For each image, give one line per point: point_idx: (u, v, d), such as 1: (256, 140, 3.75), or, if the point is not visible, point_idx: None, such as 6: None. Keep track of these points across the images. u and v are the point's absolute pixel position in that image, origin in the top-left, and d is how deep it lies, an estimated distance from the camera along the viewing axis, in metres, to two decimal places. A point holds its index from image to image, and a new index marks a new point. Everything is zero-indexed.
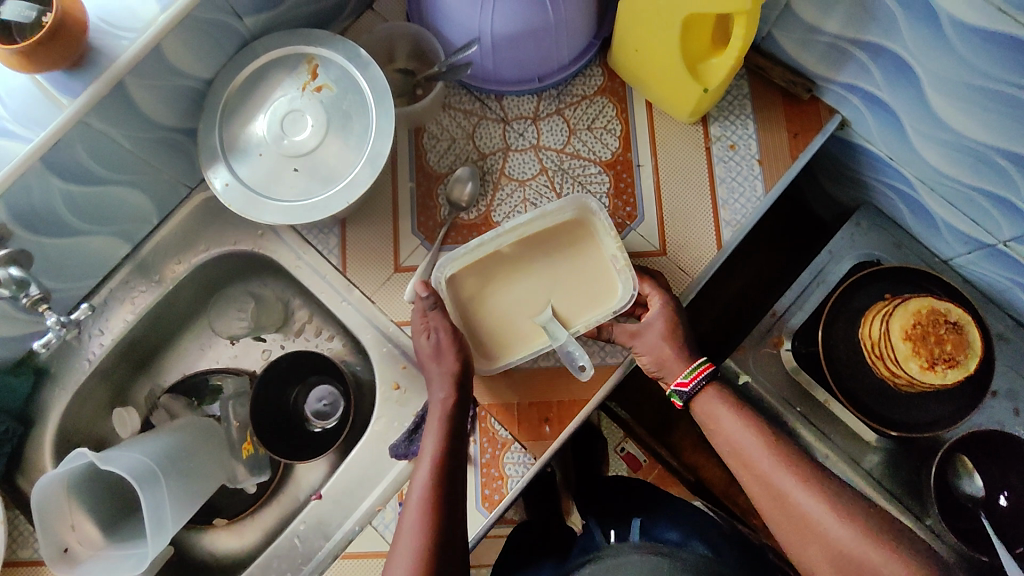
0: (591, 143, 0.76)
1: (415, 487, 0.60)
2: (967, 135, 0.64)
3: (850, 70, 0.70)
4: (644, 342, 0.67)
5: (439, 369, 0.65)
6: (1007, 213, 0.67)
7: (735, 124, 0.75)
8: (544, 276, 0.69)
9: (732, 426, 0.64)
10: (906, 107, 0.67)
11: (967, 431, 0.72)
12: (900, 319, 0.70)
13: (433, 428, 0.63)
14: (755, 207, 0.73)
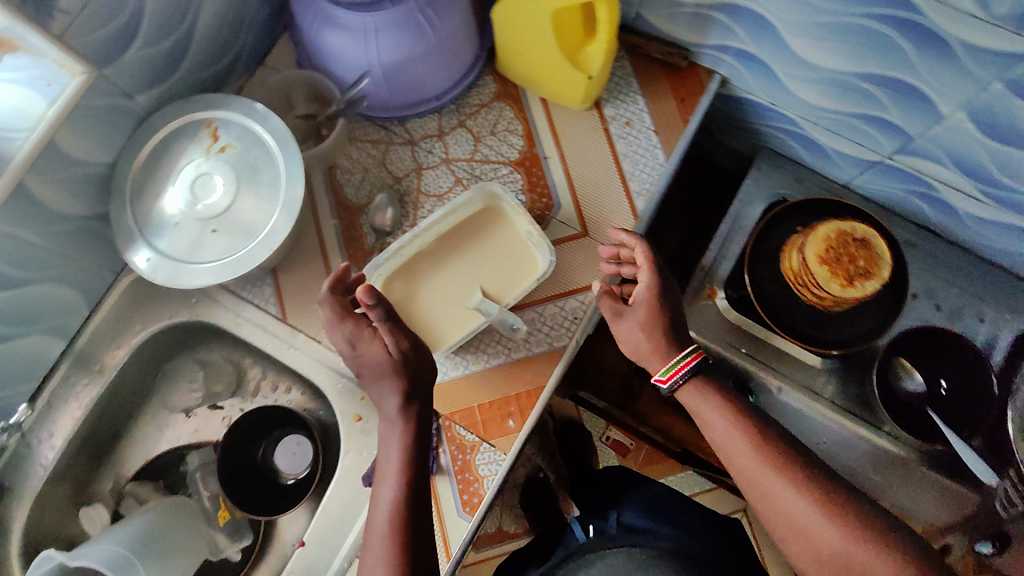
0: (497, 146, 0.79)
1: (378, 511, 0.58)
2: (832, 69, 0.70)
3: (716, 33, 0.75)
4: (624, 328, 0.67)
5: (388, 383, 0.63)
6: (882, 129, 0.74)
7: (626, 102, 0.80)
8: (469, 265, 0.72)
9: (717, 424, 0.63)
10: (773, 54, 0.73)
11: (897, 334, 0.77)
12: (814, 247, 0.76)
13: (391, 446, 0.61)
14: (661, 173, 0.77)
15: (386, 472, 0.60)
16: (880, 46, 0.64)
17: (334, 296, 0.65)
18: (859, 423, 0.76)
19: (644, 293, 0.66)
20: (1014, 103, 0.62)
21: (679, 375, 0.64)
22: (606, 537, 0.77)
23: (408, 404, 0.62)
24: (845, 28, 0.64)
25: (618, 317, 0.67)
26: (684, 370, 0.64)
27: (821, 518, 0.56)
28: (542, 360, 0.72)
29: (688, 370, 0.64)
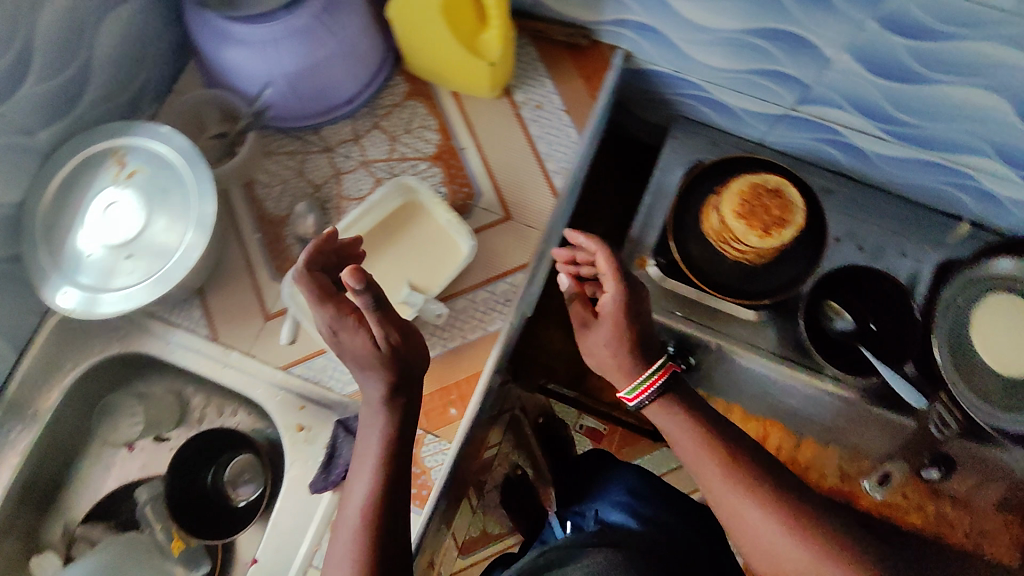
0: (413, 143, 0.79)
1: (352, 509, 0.59)
2: (722, 30, 0.71)
3: (611, 9, 0.76)
4: (591, 344, 0.70)
5: (371, 373, 0.61)
6: (781, 82, 0.76)
7: (535, 86, 0.80)
8: (394, 262, 0.72)
9: (687, 447, 0.65)
10: (666, 23, 0.74)
11: (820, 276, 0.79)
12: (729, 204, 0.77)
13: (371, 434, 0.61)
14: (575, 150, 0.78)
15: (362, 466, 0.61)
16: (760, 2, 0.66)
17: (309, 272, 0.61)
18: (798, 368, 0.78)
19: (608, 308, 0.67)
20: (891, 39, 0.64)
21: (644, 393, 0.67)
22: (578, 541, 0.68)
23: (393, 395, 0.61)
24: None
25: (587, 329, 0.70)
26: (648, 391, 0.67)
27: (787, 536, 0.59)
28: (478, 346, 0.72)
29: (654, 390, 0.67)
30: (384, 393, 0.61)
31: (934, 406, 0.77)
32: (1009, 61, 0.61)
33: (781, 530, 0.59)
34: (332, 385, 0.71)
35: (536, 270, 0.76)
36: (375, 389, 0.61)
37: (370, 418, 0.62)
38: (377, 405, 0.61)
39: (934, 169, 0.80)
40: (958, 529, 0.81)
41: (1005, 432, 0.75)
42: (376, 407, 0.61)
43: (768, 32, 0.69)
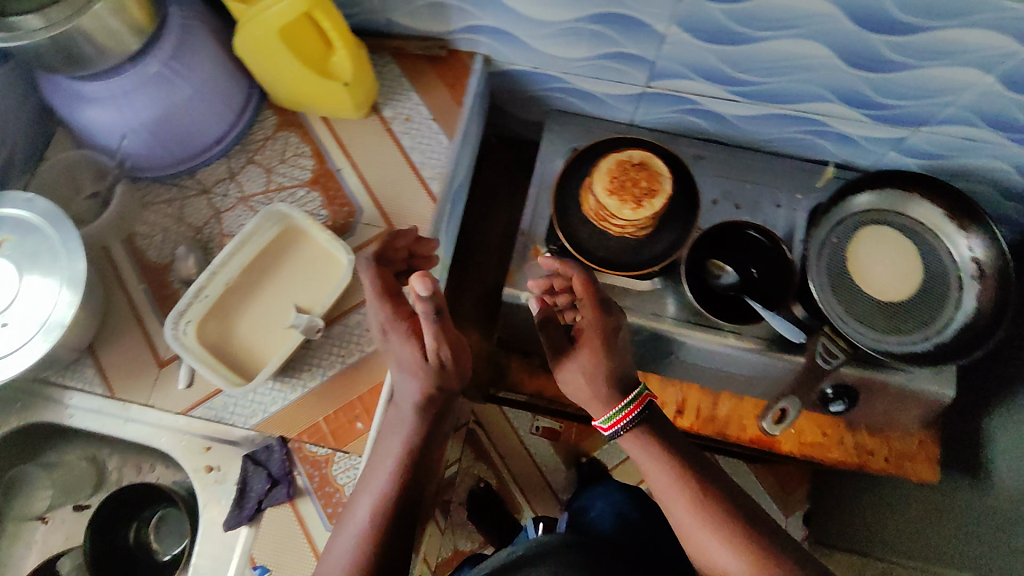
0: (289, 172, 0.80)
1: (356, 510, 0.59)
2: (563, 20, 0.74)
3: (458, 17, 0.78)
4: (568, 372, 0.68)
5: (415, 378, 0.62)
6: (630, 62, 0.80)
7: (402, 99, 0.82)
8: (280, 288, 0.72)
9: (661, 483, 0.64)
10: (511, 23, 0.77)
11: (700, 234, 0.83)
12: (599, 182, 0.80)
13: (397, 430, 0.63)
14: (448, 155, 0.80)
15: (372, 482, 0.60)
16: None
17: (379, 270, 0.63)
18: (700, 327, 0.82)
19: (590, 330, 0.66)
20: (707, 7, 0.67)
21: (620, 423, 0.66)
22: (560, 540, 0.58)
23: (428, 396, 0.62)
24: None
25: (565, 356, 0.68)
26: (626, 419, 0.65)
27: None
28: (377, 357, 0.73)
29: (629, 420, 0.66)
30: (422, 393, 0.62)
31: (819, 337, 0.76)
32: (815, 11, 0.65)
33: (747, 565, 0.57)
34: (236, 420, 0.72)
35: None
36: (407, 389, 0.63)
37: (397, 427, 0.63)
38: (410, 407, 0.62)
39: (790, 121, 0.85)
40: (877, 454, 0.88)
41: (895, 354, 0.78)
42: (410, 406, 0.62)
43: (600, 17, 0.72)
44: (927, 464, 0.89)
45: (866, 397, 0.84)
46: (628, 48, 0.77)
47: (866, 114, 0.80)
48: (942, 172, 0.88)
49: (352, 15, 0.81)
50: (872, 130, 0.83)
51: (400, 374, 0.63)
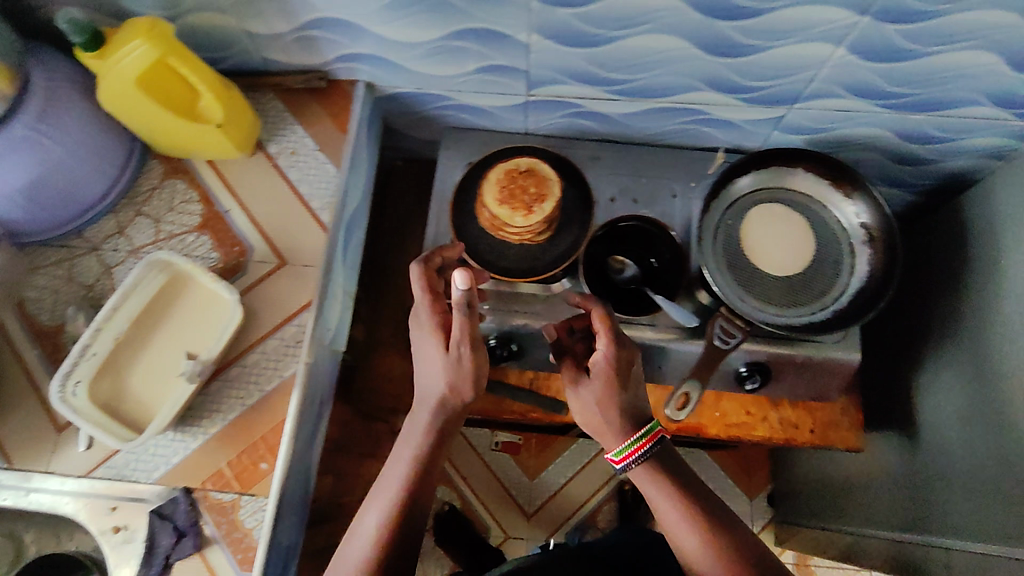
0: (177, 219, 0.80)
1: (369, 519, 0.63)
2: (429, 39, 0.75)
3: (329, 47, 0.78)
4: (582, 406, 0.67)
5: (439, 376, 0.63)
6: (506, 73, 0.80)
7: (287, 134, 0.83)
8: (171, 337, 0.72)
9: (669, 515, 0.67)
10: (382, 47, 0.77)
11: (597, 228, 0.83)
12: (490, 192, 0.80)
13: (414, 432, 0.65)
14: (336, 184, 0.80)
15: (379, 499, 0.64)
16: (440, 8, 0.69)
17: (424, 274, 0.65)
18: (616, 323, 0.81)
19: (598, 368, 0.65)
20: (559, 13, 0.68)
21: (634, 455, 0.66)
22: None
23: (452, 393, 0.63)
24: (405, 3, 0.69)
25: (579, 385, 0.68)
26: (636, 452, 0.66)
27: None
28: (278, 395, 0.73)
29: (640, 455, 0.66)
30: (439, 400, 0.63)
31: (716, 320, 0.77)
32: (661, 5, 0.66)
33: None
34: (138, 476, 0.71)
35: (325, 304, 0.77)
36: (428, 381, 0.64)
37: (403, 444, 0.65)
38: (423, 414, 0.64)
39: (673, 113, 0.86)
40: (803, 427, 0.91)
41: (795, 326, 0.80)
42: (422, 409, 0.64)
43: (462, 32, 0.73)
44: (852, 431, 0.92)
45: (781, 372, 0.86)
46: (499, 59, 0.77)
47: (740, 98, 0.81)
48: (828, 145, 0.90)
49: (226, 56, 0.81)
50: (751, 113, 0.84)
51: (424, 382, 0.64)
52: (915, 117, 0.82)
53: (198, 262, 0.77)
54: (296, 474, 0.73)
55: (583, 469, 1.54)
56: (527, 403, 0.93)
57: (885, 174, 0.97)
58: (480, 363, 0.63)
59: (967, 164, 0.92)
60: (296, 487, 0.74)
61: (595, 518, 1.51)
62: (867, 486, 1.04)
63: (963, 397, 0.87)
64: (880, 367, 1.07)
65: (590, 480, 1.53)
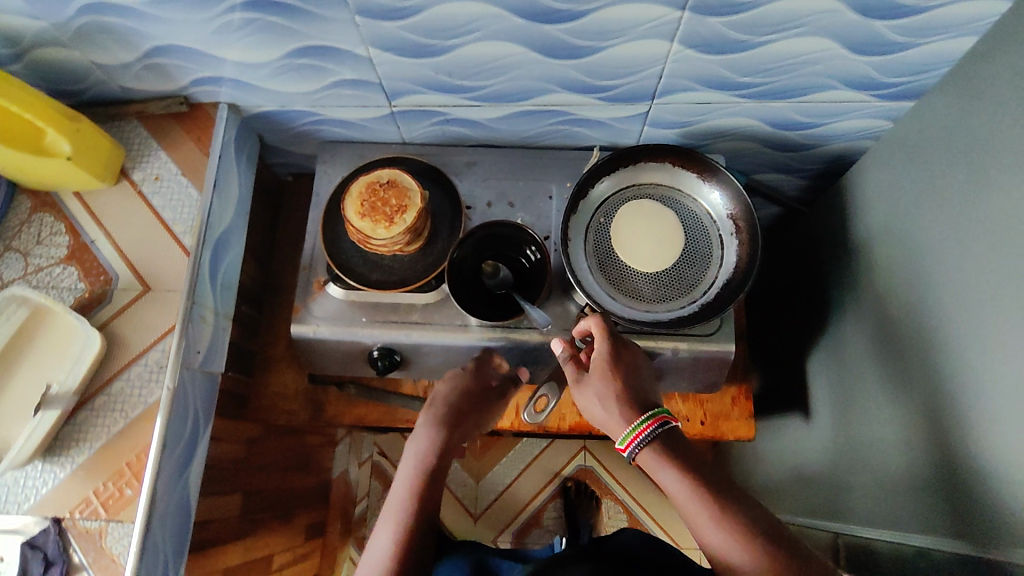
0: (46, 251, 0.80)
1: (383, 529, 0.65)
2: (272, 59, 0.75)
3: (181, 72, 0.79)
4: (589, 403, 0.70)
5: (461, 407, 0.77)
6: (361, 87, 0.80)
7: (150, 160, 0.83)
8: (33, 369, 0.73)
9: (676, 491, 0.61)
10: (230, 70, 0.78)
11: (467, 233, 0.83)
12: (351, 206, 0.79)
13: (418, 443, 0.72)
14: (198, 206, 0.81)
15: (390, 509, 0.66)
16: (271, 29, 0.69)
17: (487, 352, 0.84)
18: (494, 327, 0.82)
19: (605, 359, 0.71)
20: (385, 27, 0.68)
21: (640, 437, 0.64)
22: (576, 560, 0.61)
23: (464, 422, 0.76)
24: (236, 26, 0.69)
25: (582, 386, 0.71)
26: (644, 434, 0.64)
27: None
28: (141, 421, 0.74)
29: (644, 439, 0.64)
30: (446, 417, 0.75)
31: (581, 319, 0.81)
32: (483, 13, 0.66)
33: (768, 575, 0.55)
34: (9, 508, 0.71)
35: (190, 326, 0.77)
36: (448, 404, 0.76)
37: (411, 455, 0.71)
38: (434, 430, 0.73)
39: (538, 115, 0.86)
40: (694, 420, 0.93)
41: (664, 321, 0.80)
42: (434, 425, 0.74)
43: (301, 50, 0.73)
44: (743, 422, 0.93)
45: (664, 368, 0.86)
46: (348, 74, 0.77)
47: (598, 97, 0.81)
48: (703, 136, 0.90)
49: (84, 87, 0.82)
50: (614, 110, 0.84)
51: (437, 405, 0.76)
52: (776, 104, 0.81)
53: (65, 293, 0.78)
54: (169, 499, 0.74)
55: (527, 468, 1.58)
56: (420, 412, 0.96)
57: (770, 161, 0.96)
58: (489, 408, 0.81)
59: (846, 147, 0.91)
60: (171, 512, 0.75)
61: (539, 516, 1.55)
62: (801, 475, 1.04)
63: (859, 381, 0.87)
64: (786, 353, 1.08)
65: (535, 476, 1.58)
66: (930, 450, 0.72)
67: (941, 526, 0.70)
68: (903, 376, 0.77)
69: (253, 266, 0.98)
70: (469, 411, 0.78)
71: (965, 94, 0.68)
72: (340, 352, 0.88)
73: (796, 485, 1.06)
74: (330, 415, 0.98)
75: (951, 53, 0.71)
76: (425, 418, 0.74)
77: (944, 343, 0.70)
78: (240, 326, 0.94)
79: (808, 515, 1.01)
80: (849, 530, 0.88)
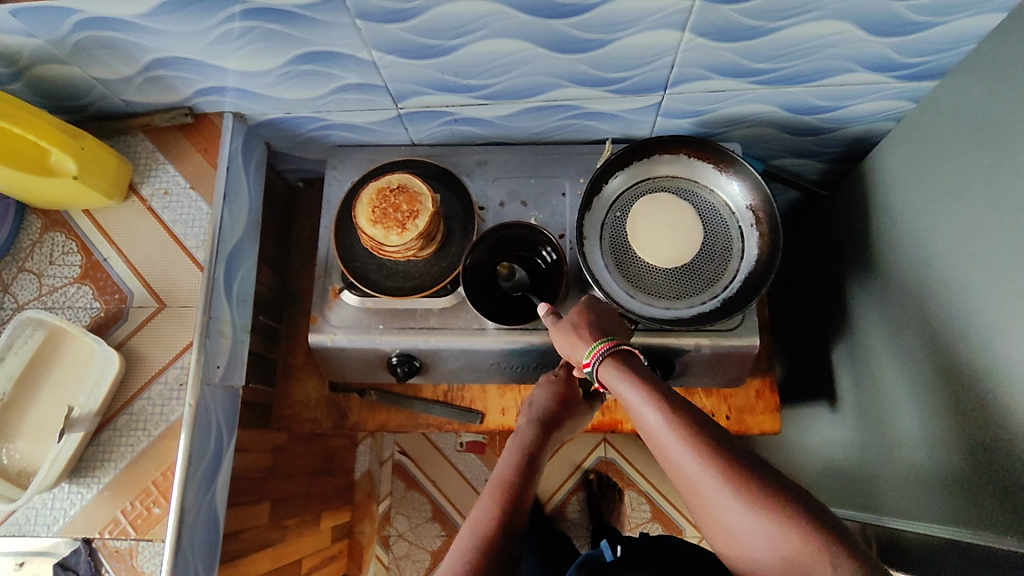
0: (59, 271, 0.79)
1: (480, 505, 0.67)
2: (275, 66, 0.73)
3: (183, 84, 0.77)
4: (562, 327, 0.71)
5: (555, 408, 0.79)
6: (366, 90, 0.78)
7: (159, 174, 0.82)
8: (55, 391, 0.73)
9: (635, 405, 0.61)
10: (234, 79, 0.76)
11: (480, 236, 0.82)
12: (362, 213, 0.78)
13: (517, 439, 0.75)
14: (208, 220, 0.80)
15: (488, 492, 0.68)
16: (271, 36, 0.68)
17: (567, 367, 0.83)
18: (512, 330, 0.81)
19: (596, 309, 0.72)
20: (388, 29, 0.66)
21: (599, 352, 0.65)
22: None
23: (559, 423, 0.78)
24: (233, 35, 0.67)
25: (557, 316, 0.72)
26: (601, 351, 0.65)
27: (749, 517, 0.52)
28: (164, 439, 0.74)
29: (604, 355, 0.65)
30: (541, 414, 0.77)
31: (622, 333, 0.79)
32: (484, 11, 0.63)
33: (724, 493, 0.53)
34: (39, 530, 0.72)
35: (208, 341, 0.77)
36: (546, 406, 0.78)
37: (508, 451, 0.74)
38: (530, 430, 0.76)
39: (549, 111, 0.83)
40: (719, 415, 0.92)
41: (685, 318, 0.78)
42: (528, 420, 0.77)
43: (303, 57, 0.71)
44: (768, 416, 0.92)
45: (686, 364, 0.84)
46: (352, 78, 0.76)
47: (609, 90, 0.78)
48: (719, 124, 0.87)
49: (88, 102, 0.80)
50: (626, 103, 0.81)
51: (533, 405, 0.79)
52: (793, 89, 0.79)
53: (81, 312, 0.78)
54: (198, 513, 0.74)
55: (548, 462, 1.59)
56: (441, 416, 0.95)
57: (789, 145, 0.93)
58: (583, 415, 0.81)
59: (867, 128, 0.88)
60: (200, 526, 0.74)
61: (564, 509, 1.55)
62: (827, 463, 1.03)
63: (889, 369, 0.84)
64: (810, 340, 1.05)
65: (557, 470, 1.58)
66: (962, 438, 0.70)
67: (981, 521, 0.68)
68: (929, 365, 0.75)
69: (269, 275, 0.97)
70: (565, 413, 0.79)
71: (993, 71, 0.65)
72: (358, 359, 0.88)
73: (824, 475, 1.04)
74: (353, 422, 0.97)
75: (979, 28, 0.68)
76: (525, 417, 0.78)
77: (973, 331, 0.67)
78: (258, 337, 0.93)
79: (841, 504, 0.99)
80: (883, 521, 0.86)
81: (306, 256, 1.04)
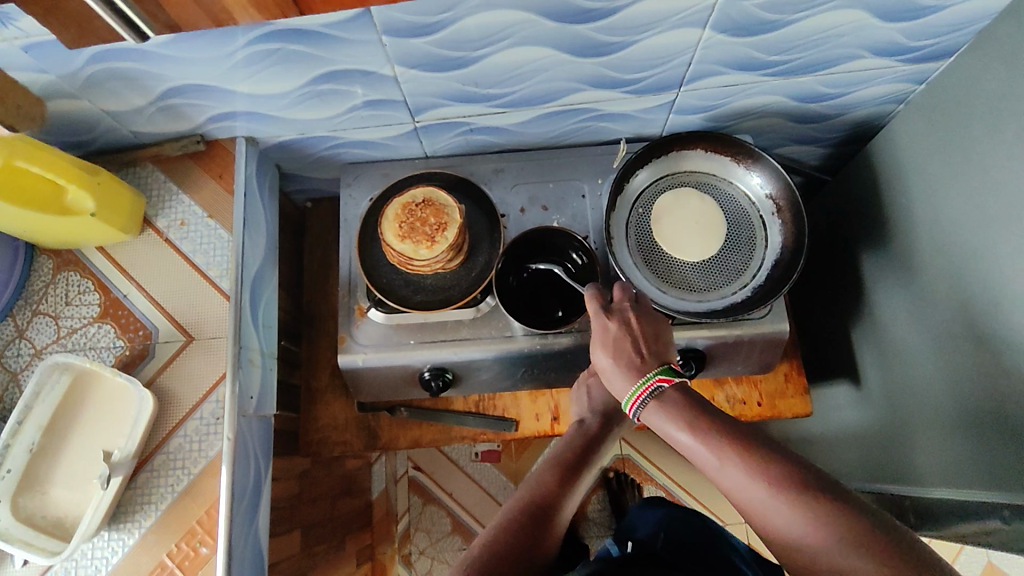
0: (77, 312, 0.77)
1: (534, 473, 0.70)
2: (293, 88, 0.72)
3: (197, 111, 0.76)
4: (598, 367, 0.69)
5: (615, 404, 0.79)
6: (384, 106, 0.78)
7: (174, 204, 0.81)
8: (89, 436, 0.70)
9: (689, 446, 0.58)
10: (250, 103, 0.75)
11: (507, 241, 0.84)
12: (388, 229, 0.77)
13: (575, 427, 0.77)
14: (229, 248, 0.79)
15: (546, 464, 0.71)
16: (292, 57, 0.67)
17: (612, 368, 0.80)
18: (545, 334, 0.81)
19: (610, 336, 0.68)
20: (413, 43, 0.65)
21: (640, 400, 0.63)
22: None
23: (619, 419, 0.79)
24: (254, 59, 0.66)
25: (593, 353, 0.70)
26: (646, 392, 0.62)
27: (835, 555, 0.48)
28: (206, 474, 0.72)
29: (644, 401, 0.63)
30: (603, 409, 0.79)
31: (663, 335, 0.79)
32: (512, 20, 0.64)
33: (806, 532, 0.49)
34: None
35: (241, 371, 0.75)
36: (606, 401, 0.79)
37: (568, 437, 0.76)
38: (591, 422, 0.78)
39: (565, 115, 0.84)
40: (750, 401, 0.93)
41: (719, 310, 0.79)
42: (590, 414, 0.79)
43: (322, 76, 0.70)
44: (798, 399, 0.94)
45: (718, 355, 0.85)
46: (370, 95, 0.75)
47: (626, 91, 0.79)
48: (729, 117, 0.89)
49: (94, 136, 0.78)
50: (641, 102, 0.82)
51: (592, 398, 0.80)
52: (803, 79, 0.80)
53: (105, 352, 0.75)
54: (245, 550, 0.72)
55: None
56: (475, 428, 0.94)
57: (794, 134, 0.96)
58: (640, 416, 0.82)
59: (869, 112, 0.91)
60: (248, 562, 0.72)
61: (584, 509, 1.54)
62: (852, 440, 1.05)
63: (911, 344, 0.86)
64: (828, 322, 1.08)
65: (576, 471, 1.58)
66: (993, 406, 0.72)
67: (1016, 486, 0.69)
68: (955, 337, 0.77)
69: (287, 298, 0.95)
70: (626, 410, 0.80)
71: (1000, 51, 0.68)
72: (388, 376, 0.86)
73: (849, 451, 1.07)
74: (384, 441, 0.96)
75: (978, 11, 0.71)
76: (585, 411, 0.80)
77: (997, 299, 0.70)
78: (282, 362, 0.91)
79: (871, 480, 1.00)
80: (918, 491, 0.87)
81: (321, 276, 1.02)
